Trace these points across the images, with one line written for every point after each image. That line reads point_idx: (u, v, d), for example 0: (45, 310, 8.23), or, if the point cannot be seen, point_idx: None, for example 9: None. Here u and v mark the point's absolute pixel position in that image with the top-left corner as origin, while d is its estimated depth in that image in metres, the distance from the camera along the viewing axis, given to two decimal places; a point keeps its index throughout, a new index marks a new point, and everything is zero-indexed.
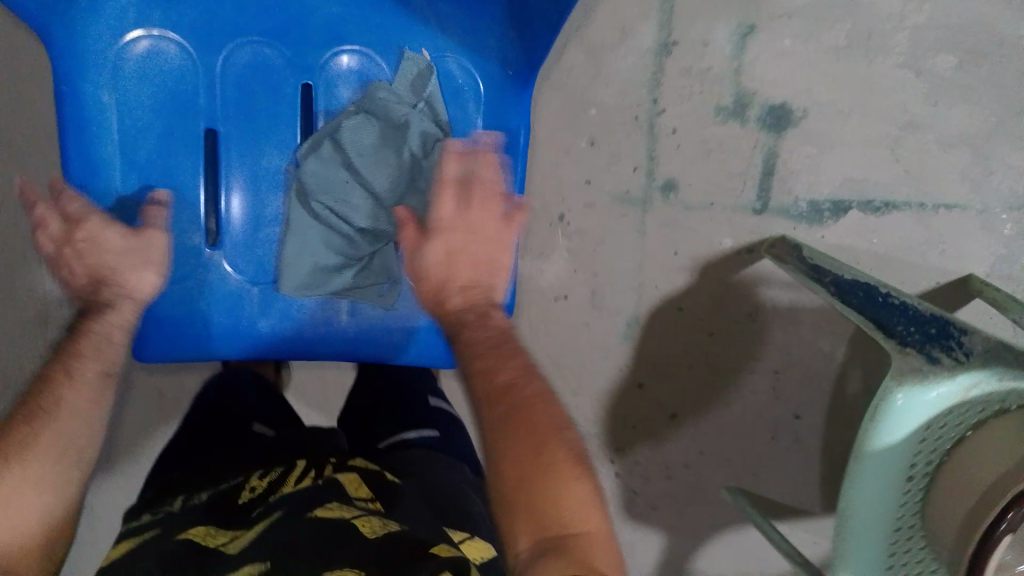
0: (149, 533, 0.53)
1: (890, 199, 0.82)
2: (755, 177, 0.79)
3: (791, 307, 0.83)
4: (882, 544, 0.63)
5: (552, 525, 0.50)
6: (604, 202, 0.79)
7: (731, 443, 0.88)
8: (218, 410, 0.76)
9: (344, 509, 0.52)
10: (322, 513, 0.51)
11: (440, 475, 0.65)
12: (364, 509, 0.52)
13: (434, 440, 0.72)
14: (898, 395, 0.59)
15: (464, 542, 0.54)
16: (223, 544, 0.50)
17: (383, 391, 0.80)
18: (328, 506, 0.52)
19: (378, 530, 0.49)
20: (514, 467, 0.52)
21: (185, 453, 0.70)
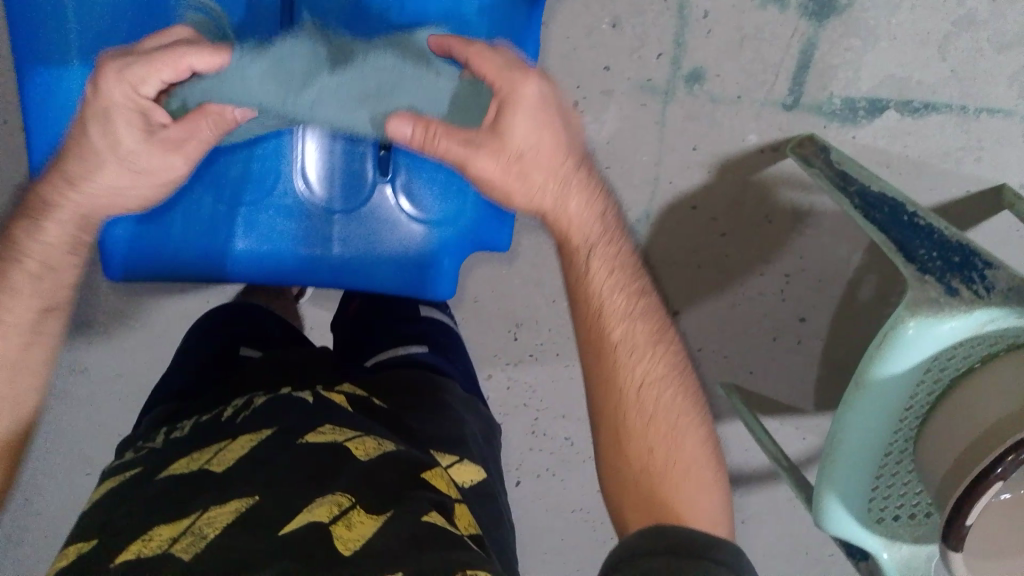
0: (134, 470, 0.54)
1: (931, 100, 0.76)
2: (789, 70, 0.73)
3: (811, 210, 0.80)
4: (868, 469, 0.63)
5: (660, 478, 0.54)
6: (624, 91, 0.73)
7: (731, 343, 0.88)
8: (214, 335, 0.74)
9: (336, 433, 0.55)
10: (311, 438, 0.54)
11: (432, 396, 0.64)
12: (355, 431, 0.56)
13: (427, 355, 0.70)
14: (910, 326, 0.57)
15: (453, 466, 0.58)
16: (210, 462, 0.52)
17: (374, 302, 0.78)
18: (320, 430, 0.55)
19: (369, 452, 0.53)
20: (612, 443, 0.56)
21: (178, 392, 0.68)
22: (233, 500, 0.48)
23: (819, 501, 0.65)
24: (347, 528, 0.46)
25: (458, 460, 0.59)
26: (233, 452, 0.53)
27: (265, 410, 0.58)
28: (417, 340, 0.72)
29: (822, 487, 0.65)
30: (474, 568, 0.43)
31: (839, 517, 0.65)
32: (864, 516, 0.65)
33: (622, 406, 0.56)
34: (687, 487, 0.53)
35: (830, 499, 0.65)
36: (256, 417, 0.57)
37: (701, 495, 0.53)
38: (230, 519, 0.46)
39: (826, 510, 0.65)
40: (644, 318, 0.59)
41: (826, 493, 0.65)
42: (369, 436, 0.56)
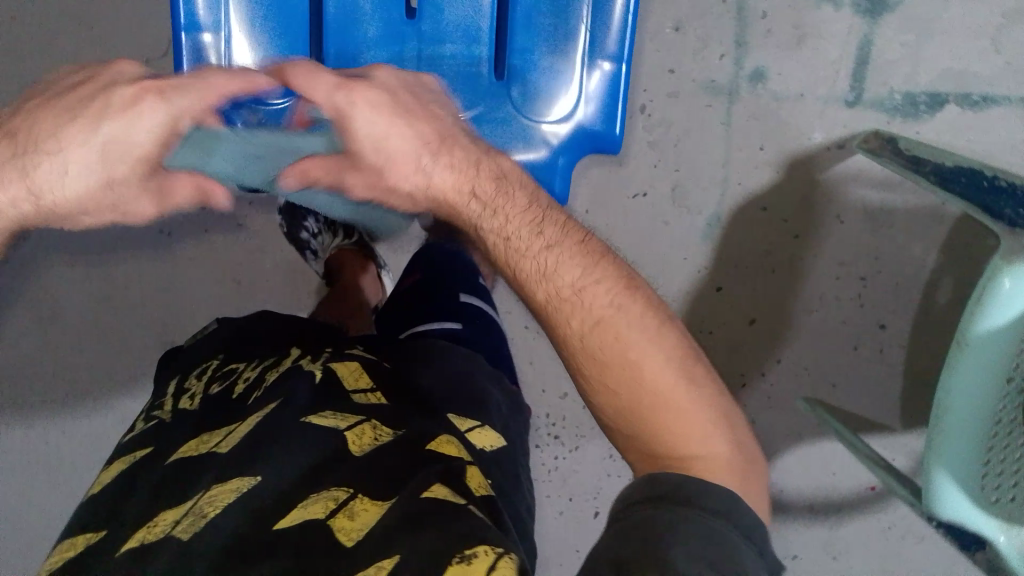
0: (144, 449, 0.51)
1: (990, 92, 0.76)
2: (849, 66, 0.75)
3: (883, 207, 0.81)
4: (979, 439, 0.61)
5: (659, 442, 0.49)
6: (689, 92, 0.76)
7: (807, 354, 0.86)
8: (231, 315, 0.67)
9: (340, 418, 0.50)
10: (313, 420, 0.50)
11: (456, 367, 0.60)
12: (360, 416, 0.51)
13: (458, 333, 0.66)
14: (1007, 277, 0.56)
15: (470, 431, 0.54)
16: (217, 444, 0.49)
17: (408, 289, 0.74)
18: (322, 413, 0.50)
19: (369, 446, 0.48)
20: (610, 413, 0.51)
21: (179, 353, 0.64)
22: (234, 478, 0.45)
23: (927, 472, 0.63)
24: (349, 519, 0.42)
25: (474, 429, 0.54)
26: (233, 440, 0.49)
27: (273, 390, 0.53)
28: (450, 319, 0.68)
29: (929, 456, 0.62)
30: (470, 544, 0.39)
31: (951, 496, 0.62)
32: (977, 492, 0.62)
33: (589, 362, 0.51)
34: (680, 439, 0.49)
35: (938, 470, 0.62)
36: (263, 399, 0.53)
37: (706, 450, 0.48)
38: (230, 500, 0.44)
39: (934, 482, 0.62)
40: (561, 270, 0.53)
41: (933, 463, 0.62)
42: (373, 422, 0.50)
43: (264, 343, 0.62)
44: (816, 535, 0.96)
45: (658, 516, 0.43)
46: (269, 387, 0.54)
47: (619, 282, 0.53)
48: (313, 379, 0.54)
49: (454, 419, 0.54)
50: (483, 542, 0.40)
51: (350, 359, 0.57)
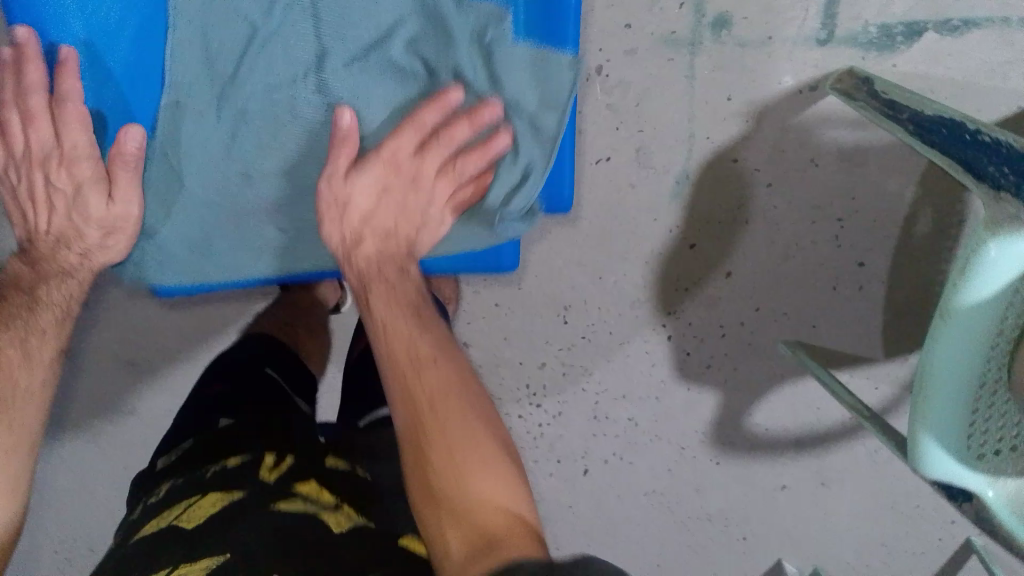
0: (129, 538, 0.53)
1: (969, 16, 0.72)
2: (818, 2, 0.70)
3: (857, 146, 0.77)
4: (964, 404, 0.59)
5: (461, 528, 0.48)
6: (647, 48, 0.70)
7: (786, 300, 0.84)
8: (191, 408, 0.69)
9: (304, 504, 0.53)
10: (284, 508, 0.52)
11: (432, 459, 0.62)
12: (321, 510, 0.53)
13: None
14: (992, 247, 0.53)
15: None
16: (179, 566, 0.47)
17: (359, 357, 0.79)
18: (289, 500, 0.53)
19: (340, 528, 0.52)
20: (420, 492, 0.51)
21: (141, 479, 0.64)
22: (206, 556, 0.47)
23: (913, 440, 0.62)
24: None
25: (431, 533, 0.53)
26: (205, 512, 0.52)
27: (243, 474, 0.56)
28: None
29: (914, 425, 0.61)
30: None
31: (938, 457, 0.61)
32: (963, 453, 0.61)
33: (420, 421, 0.52)
34: (482, 534, 0.47)
35: (924, 437, 0.61)
36: (228, 478, 0.55)
37: (518, 542, 0.47)
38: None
39: (920, 449, 0.61)
40: (432, 376, 0.54)
41: (919, 432, 0.61)
42: (335, 513, 0.53)
43: (216, 446, 0.61)
44: (804, 466, 0.97)
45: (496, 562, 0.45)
46: (233, 499, 0.53)
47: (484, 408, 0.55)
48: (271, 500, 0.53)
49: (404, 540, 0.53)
50: None
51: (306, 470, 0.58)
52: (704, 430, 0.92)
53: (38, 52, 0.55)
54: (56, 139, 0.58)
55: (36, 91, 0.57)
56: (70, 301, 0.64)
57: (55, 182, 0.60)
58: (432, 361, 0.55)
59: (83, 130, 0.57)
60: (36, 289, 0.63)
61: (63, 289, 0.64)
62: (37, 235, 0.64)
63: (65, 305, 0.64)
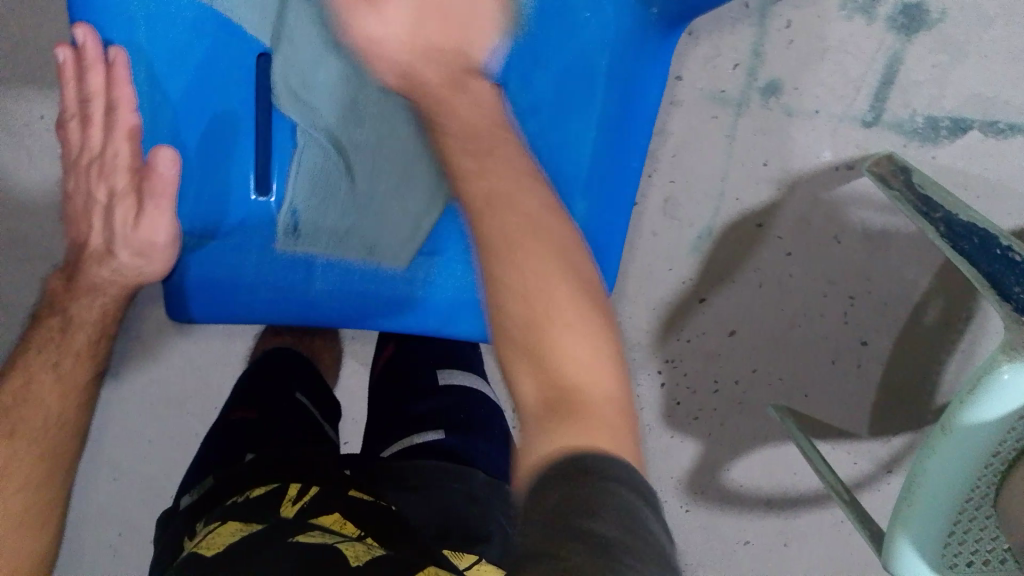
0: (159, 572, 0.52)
1: (1018, 122, 0.71)
2: (871, 84, 0.69)
3: (883, 229, 0.76)
4: (947, 515, 0.60)
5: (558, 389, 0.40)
6: (694, 101, 0.69)
7: (783, 366, 0.84)
8: (219, 438, 0.70)
9: (326, 535, 0.50)
10: (305, 539, 0.49)
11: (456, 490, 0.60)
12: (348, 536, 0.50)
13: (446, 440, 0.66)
14: (1005, 370, 0.53)
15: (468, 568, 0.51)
16: None
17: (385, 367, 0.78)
18: (310, 532, 0.49)
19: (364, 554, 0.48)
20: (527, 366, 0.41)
21: (176, 512, 0.62)
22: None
23: (891, 538, 0.62)
24: None
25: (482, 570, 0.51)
26: (224, 540, 0.50)
27: (262, 505, 0.54)
28: (435, 426, 0.68)
29: (895, 524, 0.62)
30: None
31: (911, 560, 0.62)
32: (936, 561, 0.62)
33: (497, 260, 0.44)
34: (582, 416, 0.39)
35: (902, 539, 0.62)
36: (249, 512, 0.53)
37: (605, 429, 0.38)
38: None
39: (895, 548, 0.62)
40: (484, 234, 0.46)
41: (898, 532, 0.62)
42: (361, 541, 0.49)
43: (244, 474, 0.60)
44: (770, 525, 0.97)
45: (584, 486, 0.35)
46: (255, 526, 0.51)
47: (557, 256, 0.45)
48: (293, 527, 0.50)
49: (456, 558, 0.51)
50: None
51: (330, 503, 0.54)
52: (680, 476, 0.92)
53: (98, 56, 0.56)
54: (101, 147, 0.60)
55: (95, 97, 0.58)
56: (102, 318, 0.64)
57: (96, 193, 0.62)
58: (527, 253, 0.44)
59: (127, 140, 0.59)
60: (67, 308, 0.63)
61: (94, 306, 0.63)
62: (81, 245, 0.64)
63: (98, 322, 0.63)
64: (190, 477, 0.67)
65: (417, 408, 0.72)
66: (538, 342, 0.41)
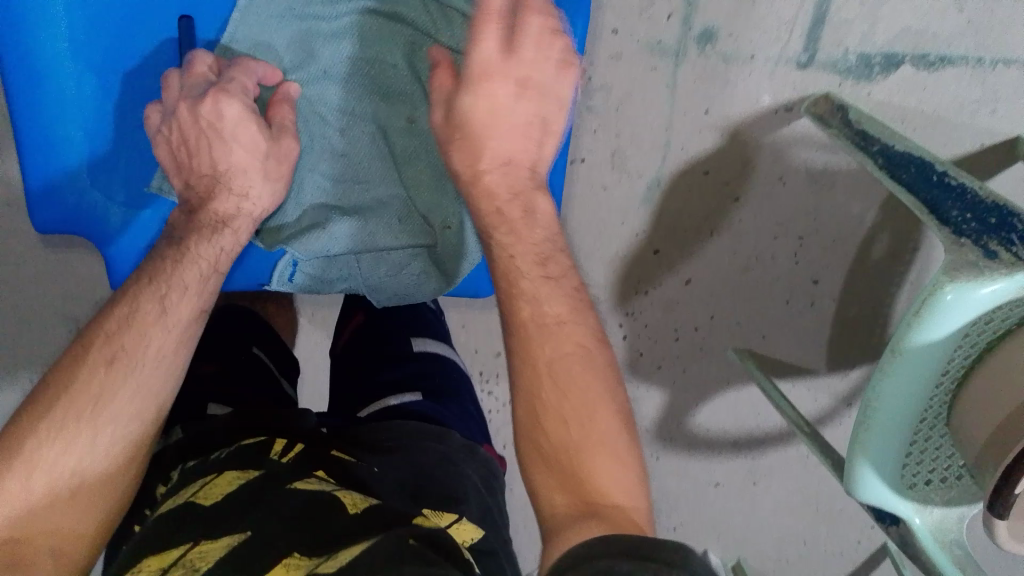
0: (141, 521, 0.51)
1: (946, 54, 0.73)
2: (804, 25, 0.70)
3: (825, 168, 0.78)
4: (903, 436, 0.62)
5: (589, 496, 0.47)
6: (633, 53, 0.69)
7: (742, 309, 0.86)
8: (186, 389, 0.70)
9: (320, 483, 0.52)
10: (299, 486, 0.51)
11: (432, 449, 0.60)
12: (334, 483, 0.53)
13: (423, 403, 0.67)
14: (949, 291, 0.54)
15: (451, 526, 0.52)
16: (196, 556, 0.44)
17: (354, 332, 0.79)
18: (308, 480, 0.52)
19: (359, 500, 0.51)
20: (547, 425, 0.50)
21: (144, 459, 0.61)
22: (224, 535, 0.46)
23: (851, 467, 0.64)
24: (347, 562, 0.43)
25: (459, 521, 0.52)
26: (221, 489, 0.50)
27: (249, 454, 0.55)
28: (410, 388, 0.68)
29: (854, 453, 0.64)
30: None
31: (873, 483, 0.64)
32: (893, 480, 0.65)
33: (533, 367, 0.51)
34: (607, 522, 0.45)
35: (862, 466, 0.64)
36: (244, 459, 0.54)
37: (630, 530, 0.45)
38: (220, 555, 0.44)
39: (855, 474, 0.64)
40: (551, 300, 0.54)
41: (857, 460, 0.64)
42: (352, 488, 0.52)
43: (222, 435, 0.59)
44: (737, 465, 1.01)
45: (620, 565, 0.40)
46: (257, 475, 0.52)
47: (592, 329, 0.54)
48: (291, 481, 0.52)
49: (434, 514, 0.52)
50: None
51: (319, 452, 0.57)
52: (648, 423, 0.96)
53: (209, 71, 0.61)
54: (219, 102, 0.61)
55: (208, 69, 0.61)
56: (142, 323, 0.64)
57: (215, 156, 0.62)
58: (597, 394, 0.51)
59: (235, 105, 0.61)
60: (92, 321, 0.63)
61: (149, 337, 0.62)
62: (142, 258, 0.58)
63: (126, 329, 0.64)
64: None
65: (391, 375, 0.71)
66: (572, 453, 0.49)
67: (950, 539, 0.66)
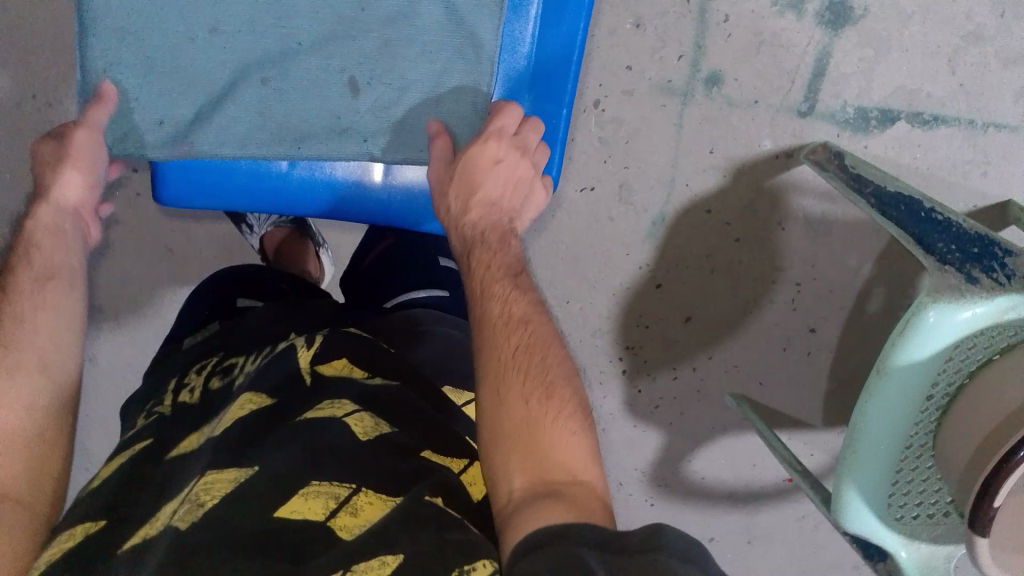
0: (146, 443, 0.51)
1: (940, 113, 0.77)
2: (805, 77, 0.75)
3: (824, 217, 0.81)
4: (889, 462, 0.63)
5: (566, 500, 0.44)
6: (643, 91, 0.76)
7: (742, 354, 0.88)
8: (212, 287, 0.68)
9: (337, 408, 0.50)
10: (312, 415, 0.49)
11: (450, 334, 0.65)
12: (356, 405, 0.51)
13: (447, 300, 0.72)
14: (932, 312, 0.56)
15: (465, 406, 0.59)
16: (189, 508, 0.42)
17: (385, 252, 0.78)
18: (320, 406, 0.50)
19: (375, 432, 0.49)
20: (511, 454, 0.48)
21: (180, 341, 0.64)
22: (231, 468, 0.44)
23: (840, 496, 0.64)
24: (351, 516, 0.42)
25: (471, 402, 0.59)
26: (234, 417, 0.49)
27: (273, 374, 0.53)
28: (436, 284, 0.73)
29: (841, 482, 0.64)
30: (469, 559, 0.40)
31: (860, 508, 0.64)
32: (880, 510, 0.65)
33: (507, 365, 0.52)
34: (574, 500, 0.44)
35: (850, 494, 0.64)
36: (253, 381, 0.52)
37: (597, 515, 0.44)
38: (227, 490, 0.43)
39: (844, 504, 0.64)
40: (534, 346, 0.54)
41: (846, 489, 0.64)
42: (369, 413, 0.50)
43: (259, 321, 0.60)
44: (733, 523, 1.00)
45: (588, 559, 0.37)
46: (251, 407, 0.49)
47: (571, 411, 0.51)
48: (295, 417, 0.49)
49: (451, 393, 0.59)
50: (480, 556, 0.40)
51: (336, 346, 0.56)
52: (645, 470, 0.97)
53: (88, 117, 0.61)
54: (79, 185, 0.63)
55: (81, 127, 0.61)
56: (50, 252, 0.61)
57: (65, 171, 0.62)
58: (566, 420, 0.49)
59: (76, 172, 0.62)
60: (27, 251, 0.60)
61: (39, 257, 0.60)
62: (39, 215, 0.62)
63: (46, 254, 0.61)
64: (146, 384, 0.61)
65: (410, 280, 0.74)
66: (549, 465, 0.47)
67: None
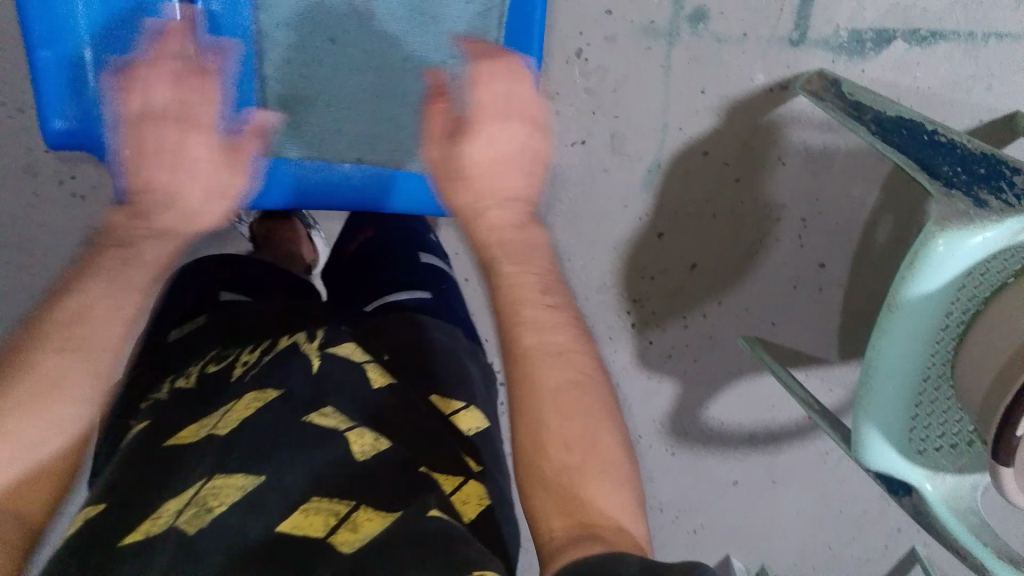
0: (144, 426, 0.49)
1: (938, 28, 0.73)
2: (793, 3, 0.72)
3: (824, 149, 0.78)
4: (906, 395, 0.62)
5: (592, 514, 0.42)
6: (627, 35, 0.73)
7: (751, 296, 0.86)
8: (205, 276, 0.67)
9: (339, 419, 0.48)
10: (314, 421, 0.47)
11: (436, 342, 0.63)
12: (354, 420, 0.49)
13: (429, 301, 0.70)
14: (941, 241, 0.54)
15: (455, 414, 0.57)
16: (196, 512, 0.39)
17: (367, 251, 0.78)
18: (322, 412, 0.48)
19: (372, 451, 0.47)
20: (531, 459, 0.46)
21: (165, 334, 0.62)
22: (240, 472, 0.42)
23: (858, 434, 0.64)
24: (351, 533, 0.41)
25: (464, 409, 0.57)
26: (239, 412, 0.46)
27: (284, 361, 0.51)
28: (420, 286, 0.71)
29: (859, 421, 0.64)
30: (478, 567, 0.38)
31: (879, 446, 0.64)
32: (902, 445, 0.64)
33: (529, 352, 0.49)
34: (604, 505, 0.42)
35: (868, 431, 0.64)
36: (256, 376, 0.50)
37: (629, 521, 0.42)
38: (235, 498, 0.41)
39: (863, 441, 0.64)
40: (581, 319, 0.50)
41: (864, 426, 0.64)
42: (369, 428, 0.49)
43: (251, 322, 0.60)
44: (756, 464, 0.99)
45: None
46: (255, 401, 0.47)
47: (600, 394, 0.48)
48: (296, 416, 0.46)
49: (443, 401, 0.57)
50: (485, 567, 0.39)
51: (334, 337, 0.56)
52: (661, 421, 0.96)
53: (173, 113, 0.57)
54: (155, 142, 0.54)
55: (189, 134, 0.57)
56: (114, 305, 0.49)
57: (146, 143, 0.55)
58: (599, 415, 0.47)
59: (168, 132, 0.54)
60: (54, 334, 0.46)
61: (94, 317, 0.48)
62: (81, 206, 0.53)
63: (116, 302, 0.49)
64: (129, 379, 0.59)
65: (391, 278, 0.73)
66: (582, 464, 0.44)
67: (965, 507, 0.64)
